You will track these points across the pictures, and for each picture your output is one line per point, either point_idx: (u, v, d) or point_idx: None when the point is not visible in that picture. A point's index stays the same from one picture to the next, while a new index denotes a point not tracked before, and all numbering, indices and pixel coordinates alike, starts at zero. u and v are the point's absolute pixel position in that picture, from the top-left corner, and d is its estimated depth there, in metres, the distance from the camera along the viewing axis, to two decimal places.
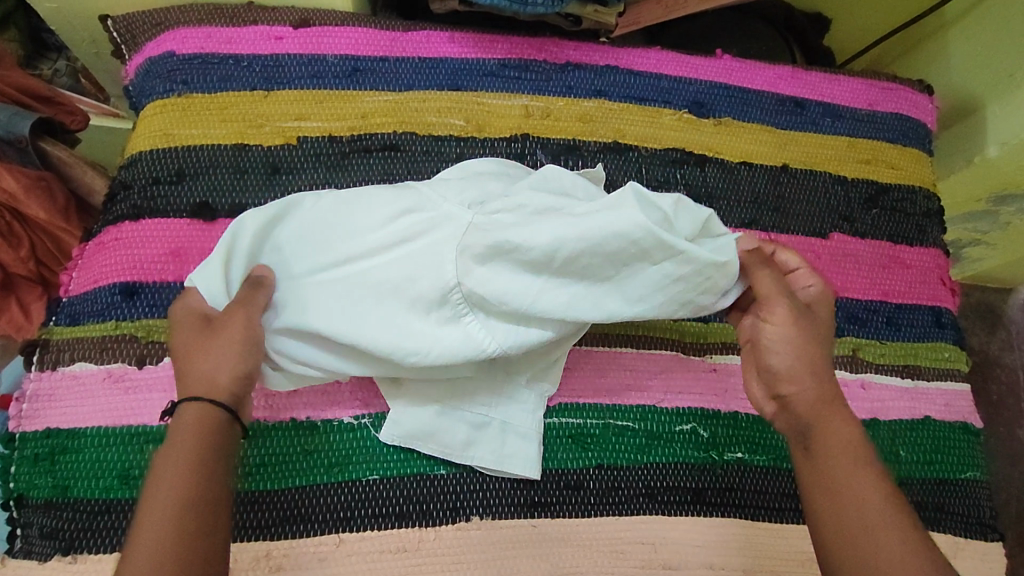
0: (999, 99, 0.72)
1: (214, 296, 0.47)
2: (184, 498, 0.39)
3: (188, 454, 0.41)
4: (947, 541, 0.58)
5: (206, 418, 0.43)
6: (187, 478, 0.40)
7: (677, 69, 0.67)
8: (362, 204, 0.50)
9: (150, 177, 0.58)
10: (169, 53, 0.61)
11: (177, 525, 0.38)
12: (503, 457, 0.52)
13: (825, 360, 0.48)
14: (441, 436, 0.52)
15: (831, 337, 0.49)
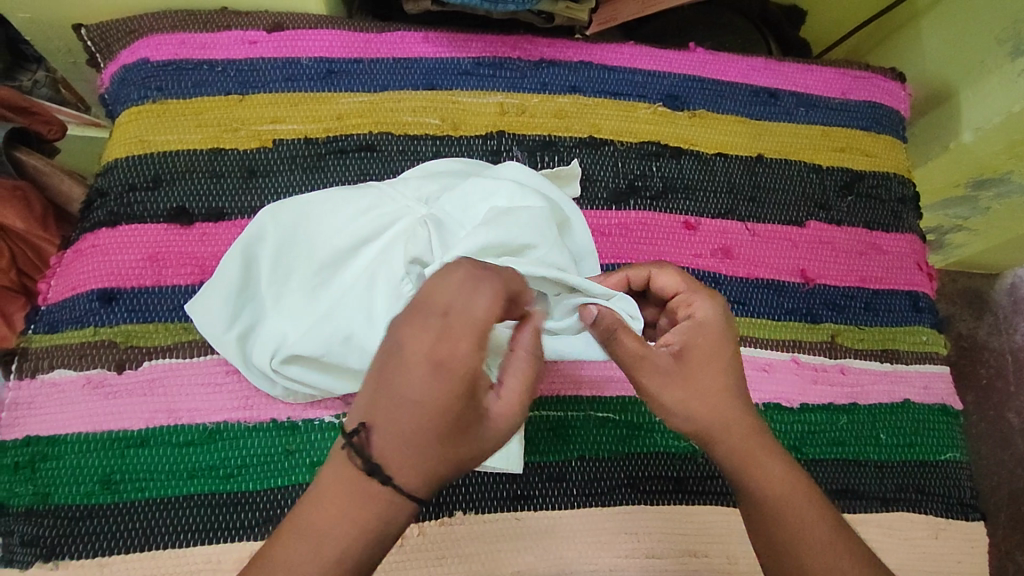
0: (971, 85, 0.73)
1: (211, 327, 0.51)
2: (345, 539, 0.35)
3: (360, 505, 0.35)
4: (929, 522, 0.59)
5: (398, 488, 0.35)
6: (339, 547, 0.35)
7: (651, 63, 0.68)
8: (321, 214, 0.52)
9: (126, 184, 0.58)
10: (143, 60, 0.61)
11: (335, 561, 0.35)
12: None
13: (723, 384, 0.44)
14: None
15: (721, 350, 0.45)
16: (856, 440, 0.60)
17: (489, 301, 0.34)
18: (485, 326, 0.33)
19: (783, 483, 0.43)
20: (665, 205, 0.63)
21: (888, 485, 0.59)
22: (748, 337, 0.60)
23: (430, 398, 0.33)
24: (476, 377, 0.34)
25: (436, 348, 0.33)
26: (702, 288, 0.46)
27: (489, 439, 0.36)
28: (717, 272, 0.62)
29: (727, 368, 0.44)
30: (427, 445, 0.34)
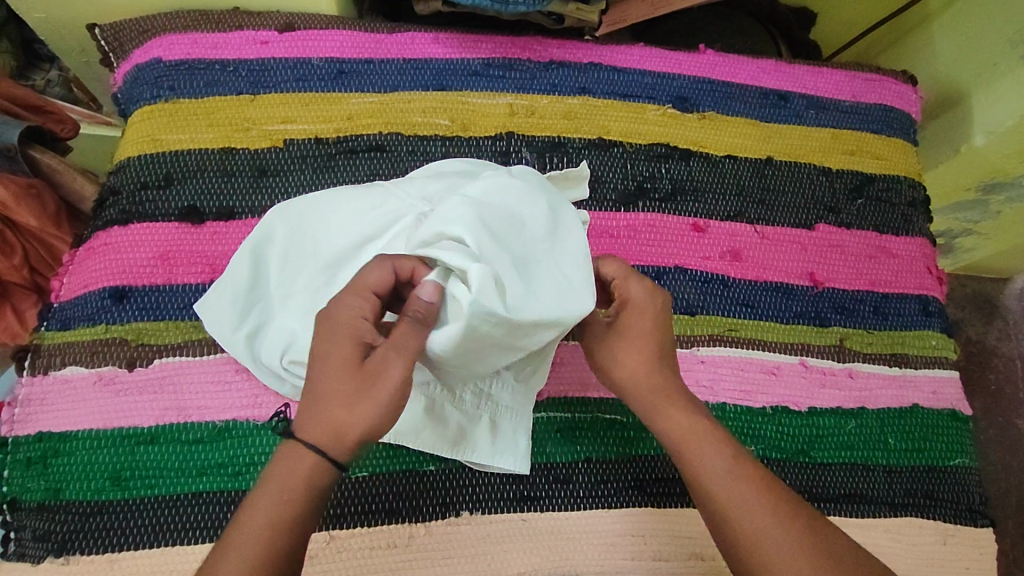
0: (983, 88, 0.72)
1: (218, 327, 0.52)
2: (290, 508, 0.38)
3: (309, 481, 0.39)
4: (937, 528, 0.59)
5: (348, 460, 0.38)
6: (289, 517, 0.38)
7: (661, 65, 0.68)
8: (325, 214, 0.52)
9: (138, 183, 0.58)
10: (156, 59, 0.62)
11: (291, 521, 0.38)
12: (495, 449, 0.51)
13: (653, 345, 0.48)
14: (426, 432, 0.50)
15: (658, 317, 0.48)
16: (864, 444, 0.59)
17: (377, 266, 0.41)
18: (360, 284, 0.41)
19: (694, 432, 0.46)
20: (674, 207, 0.63)
21: (897, 491, 0.59)
22: (755, 340, 0.60)
23: (331, 355, 0.39)
24: (356, 326, 0.40)
25: (325, 309, 0.41)
26: (642, 276, 0.49)
27: (384, 382, 0.38)
28: (725, 274, 0.62)
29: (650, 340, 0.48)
30: (334, 403, 0.39)
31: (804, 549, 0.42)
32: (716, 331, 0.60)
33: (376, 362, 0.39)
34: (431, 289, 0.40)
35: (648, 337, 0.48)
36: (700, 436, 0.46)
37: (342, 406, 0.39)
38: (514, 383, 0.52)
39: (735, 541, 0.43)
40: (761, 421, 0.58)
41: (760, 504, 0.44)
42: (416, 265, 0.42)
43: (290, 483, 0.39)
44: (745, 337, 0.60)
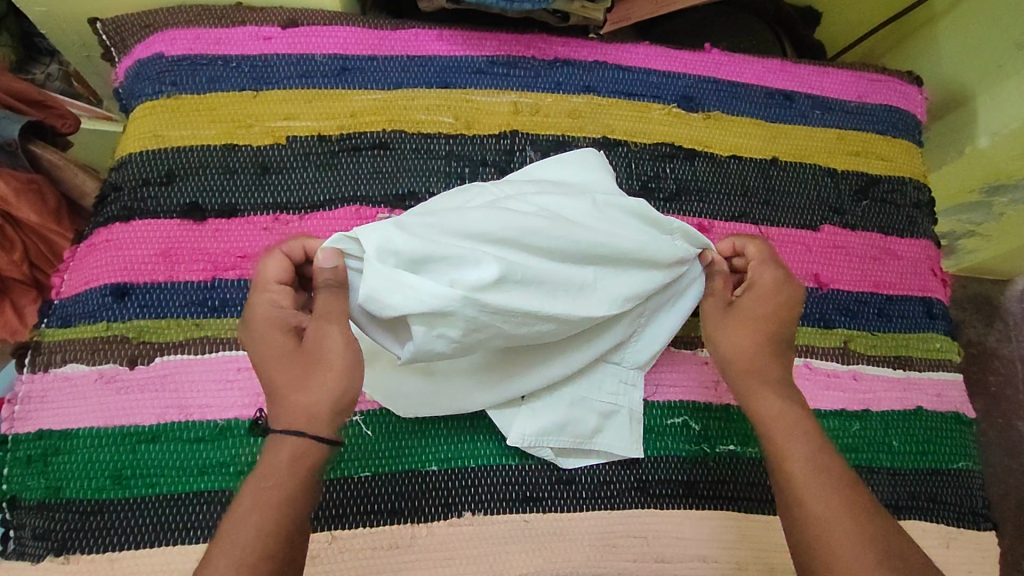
0: (989, 89, 0.72)
1: None
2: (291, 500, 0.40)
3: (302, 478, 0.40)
4: (940, 531, 0.58)
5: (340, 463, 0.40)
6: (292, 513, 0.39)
7: (666, 64, 0.67)
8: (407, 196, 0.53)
9: (139, 179, 0.58)
10: (158, 54, 0.61)
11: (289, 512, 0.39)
12: (594, 437, 0.53)
13: (768, 331, 0.53)
14: (545, 413, 0.53)
15: (779, 310, 0.54)
16: (868, 447, 0.59)
17: (273, 260, 0.47)
18: (271, 278, 0.46)
19: (787, 419, 0.49)
20: (679, 207, 0.63)
21: (900, 493, 0.59)
22: None
23: (274, 347, 0.44)
24: (278, 317, 0.45)
25: (250, 315, 0.46)
26: (780, 269, 0.55)
27: (327, 345, 0.43)
28: None
29: (779, 326, 0.53)
30: (294, 384, 0.43)
31: (859, 541, 0.43)
32: None
33: (314, 334, 0.43)
34: (330, 255, 0.44)
35: (767, 316, 0.53)
36: (790, 422, 0.49)
37: (295, 388, 0.42)
38: (634, 379, 0.56)
39: (797, 513, 0.45)
40: None
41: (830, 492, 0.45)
42: (304, 243, 0.48)
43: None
44: None
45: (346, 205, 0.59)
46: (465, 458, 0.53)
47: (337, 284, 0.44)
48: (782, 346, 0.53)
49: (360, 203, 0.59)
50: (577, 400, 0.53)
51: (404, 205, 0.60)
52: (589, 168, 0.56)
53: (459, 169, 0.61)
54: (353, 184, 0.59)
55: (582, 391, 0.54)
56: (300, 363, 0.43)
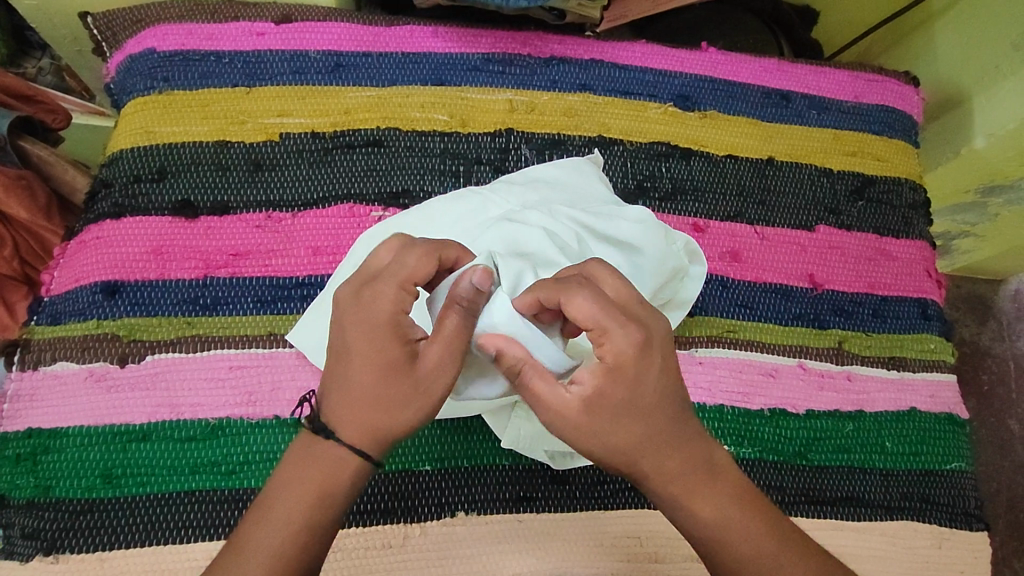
0: (986, 90, 0.72)
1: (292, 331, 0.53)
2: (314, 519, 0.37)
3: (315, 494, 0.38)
4: (933, 532, 0.59)
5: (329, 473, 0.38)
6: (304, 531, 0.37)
7: (663, 62, 0.67)
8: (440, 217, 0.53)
9: (131, 176, 0.57)
10: (150, 49, 0.60)
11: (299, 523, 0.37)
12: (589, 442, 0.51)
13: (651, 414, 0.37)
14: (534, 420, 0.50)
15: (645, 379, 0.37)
16: (861, 448, 0.59)
17: (420, 258, 0.38)
18: (404, 279, 0.37)
19: (691, 464, 0.39)
20: (675, 206, 0.62)
21: (893, 494, 0.59)
22: (754, 341, 0.60)
23: (368, 351, 0.37)
24: (398, 323, 0.37)
25: (362, 298, 0.37)
26: (630, 319, 0.36)
27: (437, 386, 0.37)
28: (726, 275, 0.61)
29: (652, 378, 0.37)
30: (376, 403, 0.37)
31: None
32: (714, 332, 0.59)
33: (429, 366, 0.36)
34: (480, 274, 0.38)
35: (639, 398, 0.37)
36: (694, 473, 0.39)
37: (379, 409, 0.37)
38: None
39: None
40: (759, 423, 0.58)
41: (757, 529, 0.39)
42: (459, 255, 0.41)
43: (298, 487, 0.38)
44: (744, 338, 0.60)
45: (339, 203, 0.58)
46: (459, 458, 0.53)
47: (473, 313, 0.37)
48: (672, 390, 0.38)
49: (353, 201, 0.59)
50: None
51: (398, 204, 0.59)
52: (585, 175, 0.56)
53: (454, 168, 0.61)
54: (347, 182, 0.59)
55: None
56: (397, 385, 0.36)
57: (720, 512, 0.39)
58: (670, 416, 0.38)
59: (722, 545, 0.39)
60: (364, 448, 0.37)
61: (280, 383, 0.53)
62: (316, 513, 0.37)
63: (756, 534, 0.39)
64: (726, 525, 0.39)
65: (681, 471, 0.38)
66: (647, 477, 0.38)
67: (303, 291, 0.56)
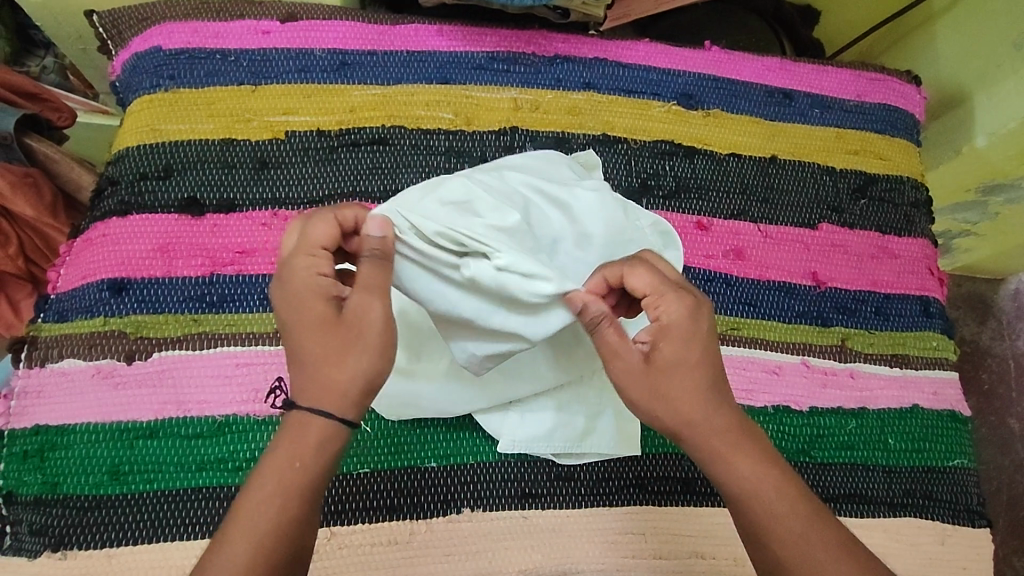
0: (987, 89, 0.72)
1: None
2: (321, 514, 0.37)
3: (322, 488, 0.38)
4: (935, 528, 0.59)
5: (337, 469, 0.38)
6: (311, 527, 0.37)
7: (666, 61, 0.67)
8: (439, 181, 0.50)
9: (137, 173, 0.57)
10: (156, 47, 0.61)
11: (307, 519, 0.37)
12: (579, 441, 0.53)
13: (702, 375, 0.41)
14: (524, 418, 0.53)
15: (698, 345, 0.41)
16: (864, 445, 0.60)
17: (315, 224, 0.40)
18: (310, 243, 0.39)
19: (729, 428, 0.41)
20: (678, 205, 0.63)
21: (896, 491, 0.59)
22: (757, 339, 0.60)
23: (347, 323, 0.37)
24: (314, 284, 0.38)
25: (282, 275, 0.39)
26: (680, 291, 0.41)
27: (369, 326, 0.37)
28: (729, 272, 0.61)
29: (700, 341, 0.41)
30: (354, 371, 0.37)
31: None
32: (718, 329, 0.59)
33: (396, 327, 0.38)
34: (378, 222, 0.40)
35: (690, 360, 0.40)
36: (736, 432, 0.41)
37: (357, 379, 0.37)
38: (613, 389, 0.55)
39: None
40: (763, 420, 0.58)
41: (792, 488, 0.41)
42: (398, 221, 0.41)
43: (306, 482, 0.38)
44: (747, 336, 0.60)
45: (345, 201, 0.59)
46: (465, 454, 0.53)
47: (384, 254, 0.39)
48: (717, 355, 0.42)
49: (359, 199, 0.59)
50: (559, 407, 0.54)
51: None
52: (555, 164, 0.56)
53: (459, 166, 0.61)
54: (353, 179, 0.59)
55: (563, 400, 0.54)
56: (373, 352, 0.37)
57: (757, 470, 0.41)
58: (714, 377, 0.41)
59: (754, 501, 0.40)
60: (329, 408, 0.37)
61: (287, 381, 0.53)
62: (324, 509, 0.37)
63: (789, 495, 0.40)
64: (760, 482, 0.40)
65: (724, 428, 0.41)
66: (694, 434, 0.41)
67: None
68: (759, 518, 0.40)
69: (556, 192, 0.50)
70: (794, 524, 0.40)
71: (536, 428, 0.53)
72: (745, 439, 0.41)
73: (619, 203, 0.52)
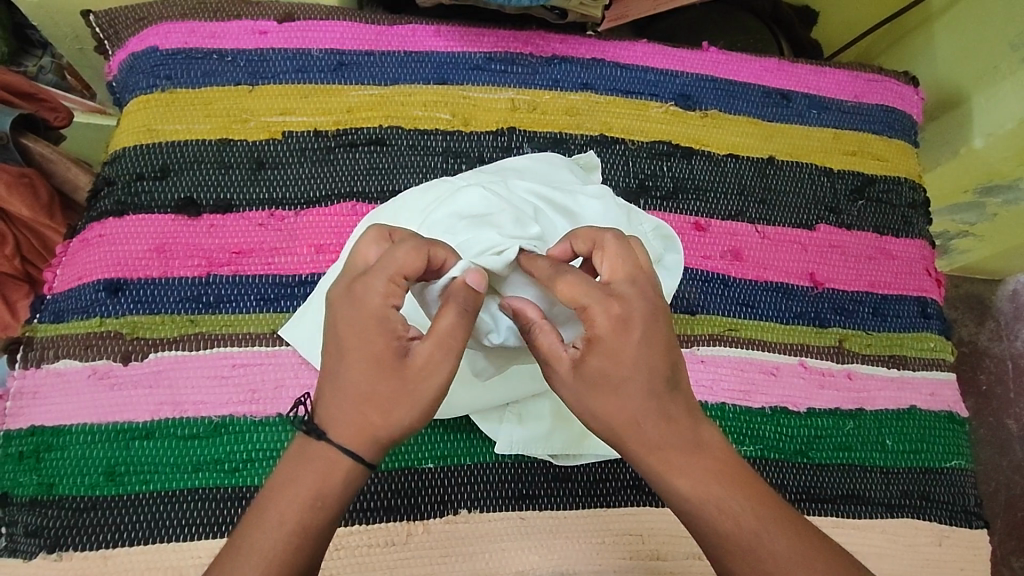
0: (984, 90, 0.72)
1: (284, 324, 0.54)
2: (316, 517, 0.37)
3: (317, 491, 0.37)
4: (933, 529, 0.59)
5: (332, 471, 0.38)
6: (307, 531, 0.37)
7: (664, 62, 0.67)
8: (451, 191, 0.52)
9: (133, 174, 0.57)
10: (152, 48, 0.60)
11: (300, 522, 0.37)
12: (578, 442, 0.53)
13: (640, 386, 0.38)
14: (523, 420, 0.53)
15: (630, 357, 0.38)
16: (862, 445, 0.59)
17: (408, 251, 0.37)
18: (393, 270, 0.37)
19: (675, 437, 0.39)
20: (676, 206, 0.63)
21: (893, 492, 0.59)
22: (754, 339, 0.60)
23: (380, 360, 0.37)
24: (386, 317, 0.37)
25: (353, 293, 0.38)
26: (612, 298, 0.38)
27: (428, 384, 0.37)
28: (727, 273, 0.61)
29: (636, 353, 0.38)
30: (373, 402, 0.37)
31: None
32: (716, 330, 0.59)
33: (421, 366, 0.37)
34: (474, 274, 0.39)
35: (624, 373, 0.38)
36: (677, 447, 0.39)
37: (375, 411, 0.37)
38: None
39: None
40: (760, 421, 0.58)
41: (737, 500, 0.39)
42: (447, 255, 0.40)
43: (302, 485, 0.38)
44: (745, 337, 0.60)
45: (342, 202, 0.58)
46: (462, 456, 0.53)
47: (471, 309, 0.38)
48: (659, 365, 0.38)
49: (356, 199, 0.59)
50: (556, 407, 0.54)
51: None
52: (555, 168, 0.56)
53: (456, 166, 0.61)
54: (350, 179, 0.59)
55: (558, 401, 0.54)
56: (398, 388, 0.37)
57: (699, 483, 0.39)
58: (657, 390, 0.39)
59: (699, 515, 0.39)
60: (352, 446, 0.38)
61: (284, 381, 0.53)
62: (309, 514, 0.37)
63: (742, 503, 0.39)
64: (702, 495, 0.39)
65: (663, 444, 0.39)
66: (632, 446, 0.39)
67: (306, 289, 0.56)
68: (708, 531, 0.39)
69: (563, 200, 0.51)
70: (735, 539, 0.38)
71: (535, 429, 0.53)
72: (688, 452, 0.39)
73: (622, 208, 0.53)
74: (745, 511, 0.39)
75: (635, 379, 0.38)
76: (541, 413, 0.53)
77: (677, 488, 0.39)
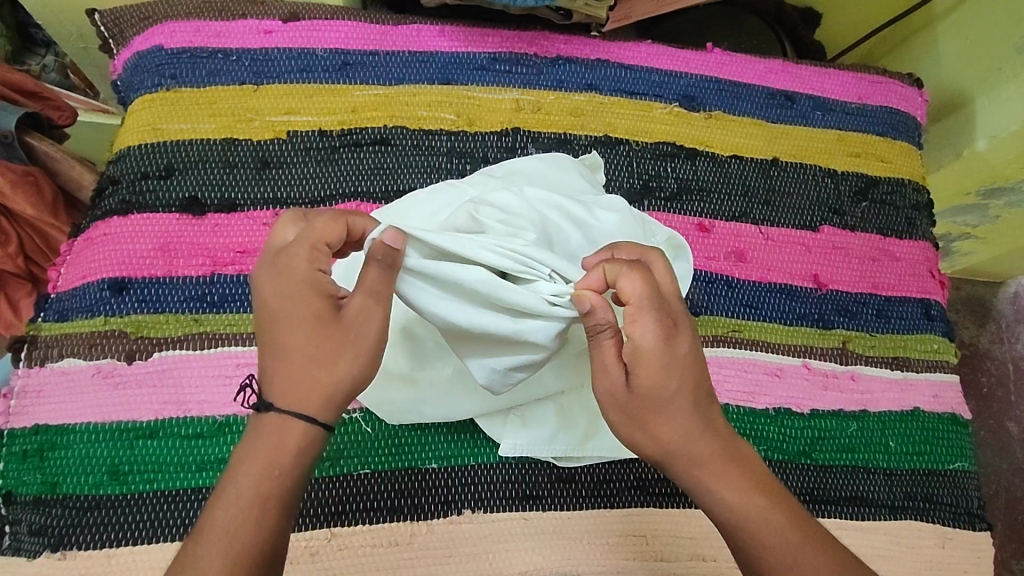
0: (988, 93, 0.72)
1: None
2: None
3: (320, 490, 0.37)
4: (936, 531, 0.59)
5: None
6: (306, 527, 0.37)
7: (668, 63, 0.67)
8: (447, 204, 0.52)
9: (138, 172, 0.57)
10: (157, 46, 0.60)
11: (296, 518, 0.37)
12: (582, 443, 0.53)
13: (687, 398, 0.40)
14: (526, 422, 0.53)
15: (676, 368, 0.40)
16: (865, 447, 0.59)
17: (326, 222, 0.40)
18: (315, 239, 0.39)
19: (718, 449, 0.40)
20: (680, 206, 0.63)
21: (896, 493, 0.59)
22: (757, 341, 0.60)
23: (312, 318, 0.38)
24: (316, 281, 0.39)
25: (278, 266, 0.39)
26: (658, 311, 0.40)
27: (365, 330, 0.38)
28: (730, 275, 0.61)
29: (680, 363, 0.40)
30: (314, 362, 0.37)
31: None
32: (720, 332, 0.59)
33: (353, 315, 0.38)
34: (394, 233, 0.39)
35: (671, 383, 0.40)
36: (722, 456, 0.40)
37: (318, 373, 0.37)
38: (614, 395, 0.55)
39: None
40: (764, 422, 0.58)
41: (778, 512, 0.39)
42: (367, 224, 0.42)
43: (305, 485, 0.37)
44: (748, 338, 0.60)
45: (346, 201, 0.58)
46: (465, 456, 0.53)
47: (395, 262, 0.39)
48: (699, 376, 0.41)
49: (360, 199, 0.59)
50: (561, 410, 0.54)
51: None
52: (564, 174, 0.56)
53: (461, 167, 0.61)
54: (354, 179, 0.59)
55: (563, 404, 0.54)
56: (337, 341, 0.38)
57: (744, 495, 0.40)
58: (699, 401, 0.41)
59: (739, 529, 0.39)
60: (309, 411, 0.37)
61: None
62: None
63: (783, 517, 0.39)
64: (747, 507, 0.39)
65: (706, 456, 0.40)
66: (677, 460, 0.40)
67: None
68: (748, 546, 0.39)
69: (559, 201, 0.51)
70: (775, 550, 0.38)
71: (538, 430, 0.53)
72: (731, 463, 0.40)
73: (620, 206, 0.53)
74: (784, 523, 0.39)
75: (681, 391, 0.40)
76: (546, 416, 0.54)
77: (723, 502, 0.40)
